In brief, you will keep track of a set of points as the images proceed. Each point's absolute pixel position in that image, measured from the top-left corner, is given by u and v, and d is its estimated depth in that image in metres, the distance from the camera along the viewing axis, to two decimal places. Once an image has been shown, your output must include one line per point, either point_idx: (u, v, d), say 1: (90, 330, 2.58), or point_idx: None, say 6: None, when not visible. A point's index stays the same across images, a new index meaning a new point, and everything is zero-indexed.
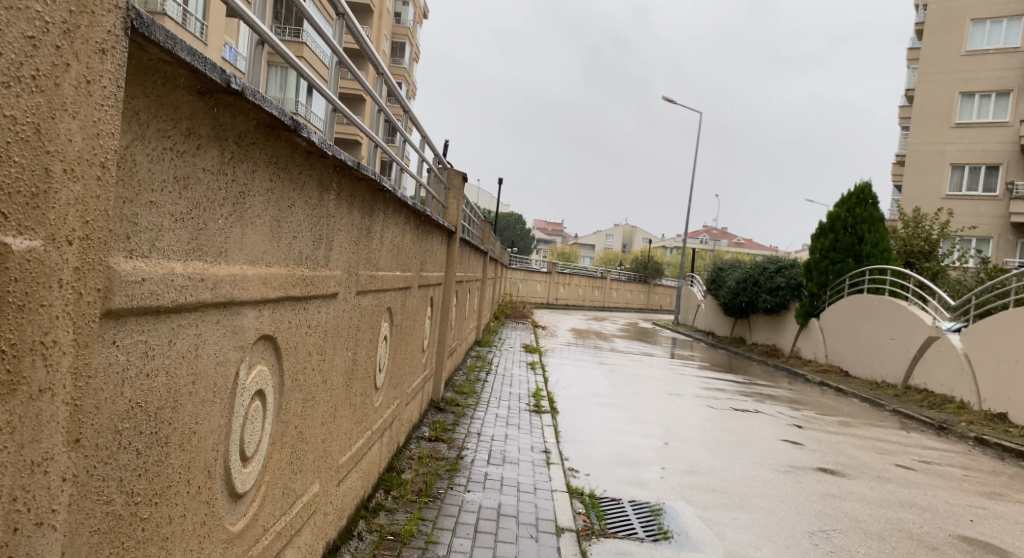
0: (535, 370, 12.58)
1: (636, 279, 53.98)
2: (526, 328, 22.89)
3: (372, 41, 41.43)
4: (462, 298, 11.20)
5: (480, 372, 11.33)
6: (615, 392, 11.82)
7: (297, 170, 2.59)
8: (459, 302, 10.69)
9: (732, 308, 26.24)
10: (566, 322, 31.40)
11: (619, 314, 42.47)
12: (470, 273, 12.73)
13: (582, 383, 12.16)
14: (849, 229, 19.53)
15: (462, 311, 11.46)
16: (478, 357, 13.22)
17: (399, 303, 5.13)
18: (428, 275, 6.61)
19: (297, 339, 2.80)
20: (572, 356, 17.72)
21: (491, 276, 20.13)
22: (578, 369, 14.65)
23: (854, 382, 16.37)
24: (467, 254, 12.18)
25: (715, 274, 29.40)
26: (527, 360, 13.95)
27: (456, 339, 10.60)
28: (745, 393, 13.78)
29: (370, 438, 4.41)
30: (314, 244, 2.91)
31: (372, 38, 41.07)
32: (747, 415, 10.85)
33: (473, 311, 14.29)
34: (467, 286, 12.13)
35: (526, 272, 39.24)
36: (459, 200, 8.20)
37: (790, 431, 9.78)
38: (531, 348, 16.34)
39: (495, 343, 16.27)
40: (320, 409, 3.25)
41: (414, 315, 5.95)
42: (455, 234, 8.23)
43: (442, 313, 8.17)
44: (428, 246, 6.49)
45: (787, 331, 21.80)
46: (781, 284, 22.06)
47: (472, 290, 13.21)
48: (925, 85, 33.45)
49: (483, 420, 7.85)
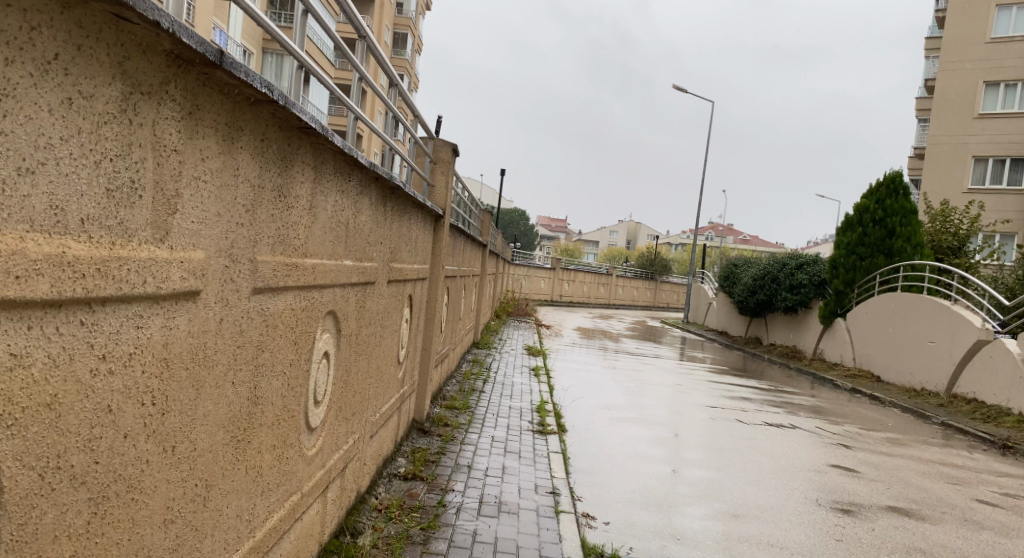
0: (539, 377, 11.13)
1: (643, 277, 52.47)
2: (530, 327, 21.52)
3: (373, 31, 40.06)
4: (456, 296, 9.77)
5: (477, 381, 9.93)
6: (630, 404, 10.39)
7: (7, 14, 1.15)
8: (452, 301, 9.27)
9: (750, 307, 24.81)
10: (572, 320, 29.97)
11: (626, 312, 41.00)
12: (466, 268, 11.32)
13: (593, 394, 10.75)
14: (878, 222, 18.11)
15: (456, 311, 10.05)
16: (476, 362, 11.79)
17: (352, 302, 3.71)
18: (404, 266, 5.19)
19: (63, 391, 1.38)
20: (579, 359, 16.34)
21: (491, 271, 18.74)
22: (586, 374, 13.19)
23: (889, 389, 14.96)
24: (463, 247, 10.79)
25: (729, 271, 27.98)
26: (529, 364, 12.50)
27: (449, 342, 9.20)
28: (774, 403, 12.36)
29: (297, 506, 3.00)
30: (108, 196, 1.47)
31: (374, 28, 39.75)
32: (783, 432, 9.40)
33: (471, 311, 12.87)
34: (463, 283, 10.74)
35: (529, 268, 37.89)
36: (448, 175, 6.74)
37: (838, 452, 8.34)
38: (535, 350, 14.93)
39: (496, 345, 14.86)
40: (164, 499, 1.83)
41: (381, 319, 4.53)
42: (443, 218, 6.79)
43: (426, 316, 6.75)
44: (404, 230, 5.07)
45: (810, 331, 20.37)
46: (803, 281, 20.60)
47: (468, 287, 11.81)
48: (946, 74, 31.95)
49: (476, 445, 6.42)
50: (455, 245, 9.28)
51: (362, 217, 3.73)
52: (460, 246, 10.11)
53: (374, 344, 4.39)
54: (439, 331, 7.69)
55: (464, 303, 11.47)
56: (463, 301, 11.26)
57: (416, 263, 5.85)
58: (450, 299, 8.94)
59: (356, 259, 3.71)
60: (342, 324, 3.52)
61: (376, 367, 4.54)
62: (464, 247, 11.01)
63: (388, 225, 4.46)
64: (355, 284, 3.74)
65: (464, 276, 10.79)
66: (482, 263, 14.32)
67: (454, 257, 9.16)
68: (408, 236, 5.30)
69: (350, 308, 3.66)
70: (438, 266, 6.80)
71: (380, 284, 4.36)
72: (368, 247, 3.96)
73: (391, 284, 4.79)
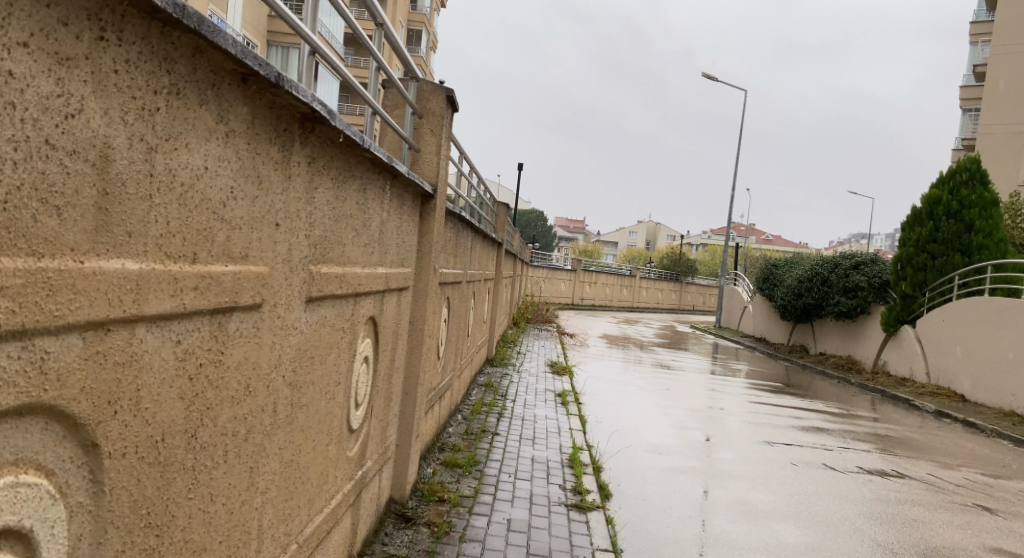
0: (566, 408, 8.88)
1: (668, 278, 50.04)
2: (551, 335, 19.31)
3: (386, 24, 38.06)
4: (461, 309, 7.59)
5: (489, 416, 7.74)
6: (685, 445, 8.14)
7: None
8: (455, 315, 7.07)
9: (796, 312, 22.44)
10: (596, 326, 27.66)
11: (652, 315, 38.66)
12: (478, 273, 9.12)
13: (637, 431, 8.51)
14: (953, 215, 15.77)
15: (462, 327, 7.83)
16: (489, 387, 9.57)
17: (160, 360, 1.52)
18: (354, 273, 2.99)
19: None
20: (610, 375, 14.13)
21: (507, 274, 16.45)
22: (620, 399, 10.93)
23: (982, 412, 12.66)
24: (475, 244, 8.59)
25: (768, 272, 25.74)
26: (553, 388, 10.22)
27: (450, 369, 7.03)
28: (857, 435, 10.04)
29: None
30: None
31: (386, 21, 37.74)
32: (895, 485, 7.14)
33: (484, 323, 10.68)
34: (471, 293, 8.56)
35: (549, 270, 35.78)
36: (441, 136, 4.53)
37: (984, 521, 6.12)
38: (555, 365, 12.69)
39: (513, 362, 12.62)
40: None
41: (289, 379, 2.34)
42: (435, 198, 4.57)
43: (409, 347, 4.54)
44: (349, 207, 2.87)
45: (870, 340, 18.10)
46: (862, 284, 18.25)
47: (478, 295, 9.61)
48: (1000, 58, 29.91)
49: (484, 544, 4.24)
50: (461, 240, 7.09)
51: (175, 155, 1.52)
52: (469, 243, 7.91)
53: (268, 430, 2.20)
54: (432, 361, 5.50)
55: (475, 315, 9.28)
56: (473, 312, 9.07)
57: (385, 266, 3.65)
58: (451, 314, 6.75)
59: (165, 258, 1.50)
60: (99, 426, 1.34)
61: (283, 470, 2.36)
62: (476, 245, 8.81)
63: (298, 194, 2.27)
64: (171, 316, 1.55)
65: (473, 282, 8.59)
66: (497, 266, 12.12)
67: (458, 257, 6.97)
68: (365, 221, 3.11)
69: (142, 376, 1.46)
70: (427, 270, 4.59)
71: (277, 313, 2.18)
72: (225, 233, 1.77)
73: (317, 309, 2.58)
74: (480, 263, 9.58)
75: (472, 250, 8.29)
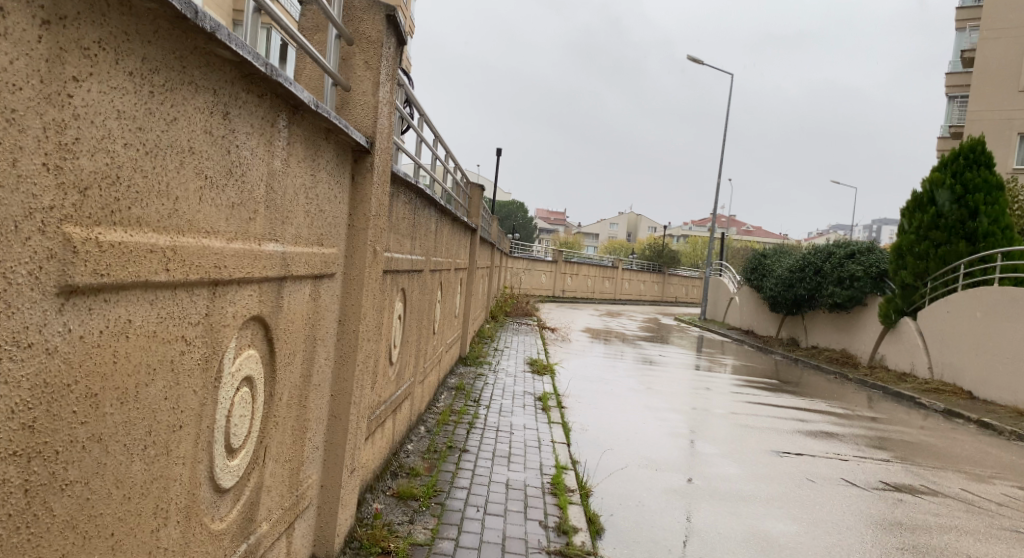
0: (548, 415, 7.80)
1: (650, 269, 49.16)
2: (532, 329, 18.20)
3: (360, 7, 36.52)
4: (424, 301, 6.47)
5: (457, 429, 6.61)
6: (684, 457, 7.12)
7: None
8: (416, 308, 5.94)
9: (786, 303, 21.56)
10: (578, 319, 26.62)
11: (635, 307, 37.75)
12: (447, 259, 8.00)
13: (629, 442, 7.43)
14: (956, 200, 14.88)
15: (426, 323, 6.69)
16: (461, 391, 8.48)
17: None
18: (206, 248, 1.85)
19: None
20: (595, 372, 13.06)
21: (484, 264, 15.25)
22: (608, 401, 9.86)
23: (995, 410, 11.77)
24: (443, 226, 7.48)
25: (756, 262, 24.84)
26: (533, 391, 9.14)
27: (410, 373, 5.89)
28: (869, 439, 9.09)
29: None
30: None
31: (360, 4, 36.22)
32: (931, 504, 6.14)
33: (456, 317, 9.56)
34: (438, 281, 7.42)
35: (529, 262, 34.65)
36: (380, 69, 3.38)
37: None
38: (538, 363, 11.63)
39: (490, 360, 11.51)
40: None
41: (6, 443, 1.19)
42: (372, 153, 3.42)
43: (339, 355, 3.38)
44: (186, 136, 1.74)
45: (867, 333, 17.21)
46: (858, 273, 17.36)
47: (448, 285, 8.48)
48: (988, 42, 29.25)
49: None
50: (424, 218, 5.94)
51: None
52: (436, 224, 6.79)
53: None
54: (377, 369, 4.36)
55: (443, 308, 8.14)
56: (441, 305, 7.93)
57: (287, 241, 2.49)
58: (410, 309, 5.62)
59: None
60: None
61: None
62: (446, 226, 7.69)
63: (3, 74, 1.12)
64: None
65: (440, 269, 7.46)
66: (472, 254, 10.98)
67: (420, 238, 5.84)
68: (227, 163, 1.98)
69: None
70: (365, 249, 3.44)
71: None
72: None
73: (95, 303, 1.41)
74: (451, 247, 8.44)
75: (440, 233, 7.15)
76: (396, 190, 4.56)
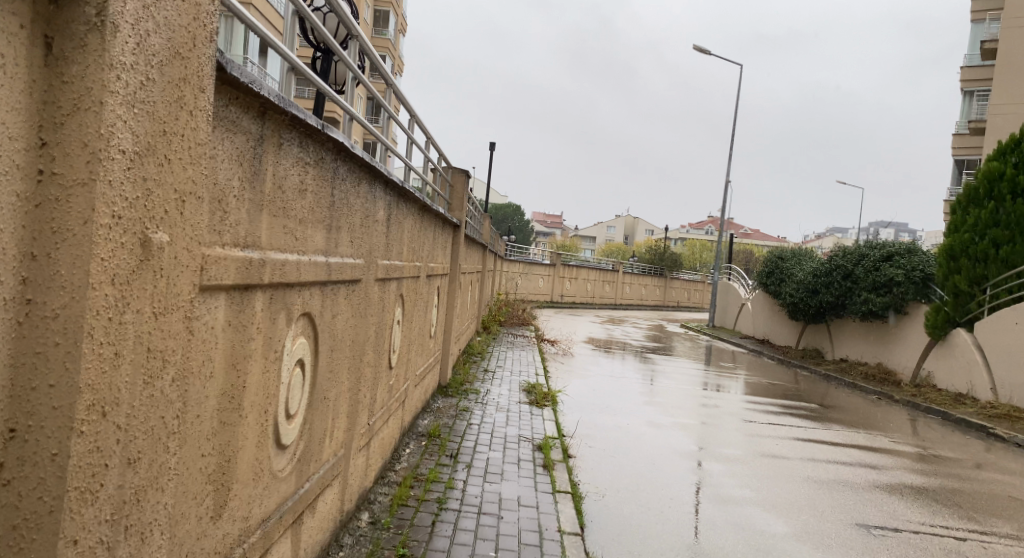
0: (552, 480, 5.72)
1: (652, 273, 47.18)
2: (528, 341, 16.13)
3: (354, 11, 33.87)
4: (369, 328, 4.36)
5: (419, 517, 4.51)
6: (744, 543, 5.05)
7: None
8: (349, 340, 3.83)
9: (809, 311, 19.50)
10: (579, 328, 24.52)
11: (636, 313, 35.74)
12: (412, 259, 5.86)
13: (663, 519, 5.35)
14: (1020, 192, 12.63)
15: (375, 356, 4.59)
16: (433, 442, 6.36)
17: None
18: None
19: None
20: (604, 395, 11.00)
21: (473, 269, 13.17)
22: (625, 442, 7.79)
23: None
24: (406, 216, 5.36)
25: (773, 266, 22.80)
26: (530, 437, 7.06)
27: (340, 440, 3.79)
28: (964, 492, 7.05)
29: None
30: None
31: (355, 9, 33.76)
32: None
33: (429, 338, 7.44)
34: (395, 295, 5.28)
35: (525, 266, 32.60)
36: None
37: None
38: (536, 389, 9.54)
39: (476, 387, 9.38)
40: None
41: None
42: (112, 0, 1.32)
43: (8, 525, 1.27)
44: None
45: (909, 345, 15.14)
46: (899, 278, 15.30)
47: (417, 296, 6.35)
48: (1014, 30, 27.30)
49: None
50: (362, 198, 3.83)
51: None
52: (389, 211, 4.67)
53: None
54: (218, 487, 2.23)
55: (406, 331, 6.01)
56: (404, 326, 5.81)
57: None
58: (333, 344, 3.50)
59: None
60: None
61: None
62: (410, 215, 5.55)
63: None
64: None
65: (402, 277, 5.34)
66: (454, 256, 8.86)
67: (353, 230, 3.72)
68: None
69: None
70: (102, 246, 1.34)
71: None
72: None
73: None
74: (421, 246, 6.31)
75: (397, 226, 5.04)
76: (273, 140, 2.44)
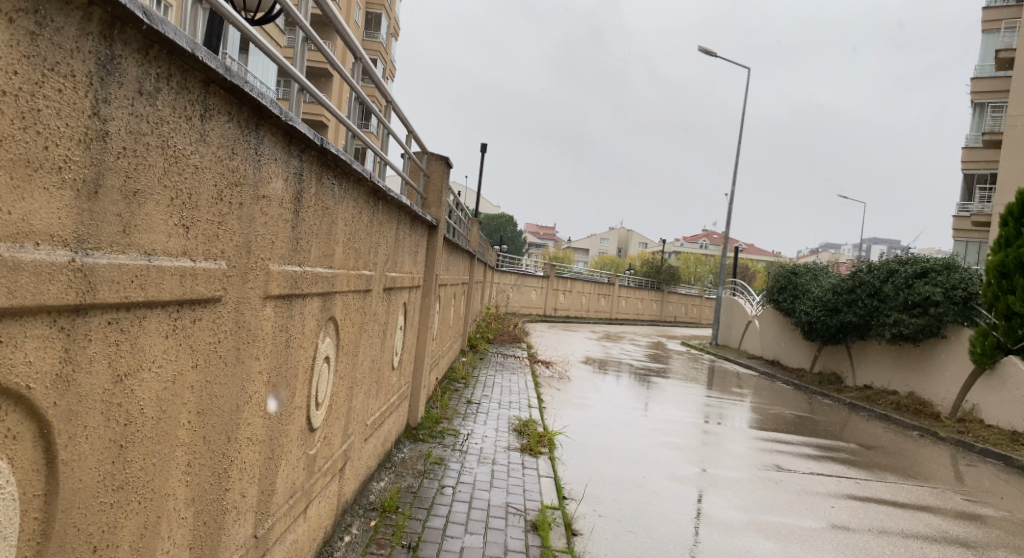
0: None
1: (648, 286, 45.59)
2: (520, 362, 14.42)
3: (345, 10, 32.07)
4: (258, 378, 2.56)
5: None
6: None
7: None
8: (191, 411, 2.04)
9: (828, 331, 17.86)
10: (574, 345, 22.80)
11: (633, 329, 34.08)
12: (359, 268, 4.07)
13: None
14: None
15: (276, 420, 2.82)
16: (386, 522, 4.55)
17: None
18: None
19: None
20: (610, 432, 9.28)
21: (458, 280, 11.50)
22: (646, 508, 6.02)
23: None
24: (344, 202, 3.58)
25: (785, 282, 21.20)
26: (522, 507, 5.30)
27: None
28: None
29: None
30: None
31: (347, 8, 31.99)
32: None
33: (391, 372, 5.66)
34: (327, 320, 3.49)
35: (517, 278, 30.88)
36: None
37: None
38: (528, 431, 7.73)
39: (456, 426, 7.63)
40: None
41: None
42: None
43: None
44: None
45: (949, 374, 13.46)
46: (938, 298, 13.63)
47: (371, 318, 4.56)
48: None
49: None
50: (222, 147, 2.06)
51: None
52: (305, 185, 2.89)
53: None
54: None
55: (353, 370, 4.21)
56: (348, 361, 4.04)
57: None
58: (132, 432, 1.72)
59: None
60: None
61: None
62: (352, 203, 3.76)
63: None
64: None
65: (336, 293, 3.57)
66: (431, 265, 7.11)
67: (195, 206, 1.95)
68: None
69: None
70: None
71: None
72: None
73: None
74: (376, 247, 4.52)
75: (325, 216, 3.25)
76: None
